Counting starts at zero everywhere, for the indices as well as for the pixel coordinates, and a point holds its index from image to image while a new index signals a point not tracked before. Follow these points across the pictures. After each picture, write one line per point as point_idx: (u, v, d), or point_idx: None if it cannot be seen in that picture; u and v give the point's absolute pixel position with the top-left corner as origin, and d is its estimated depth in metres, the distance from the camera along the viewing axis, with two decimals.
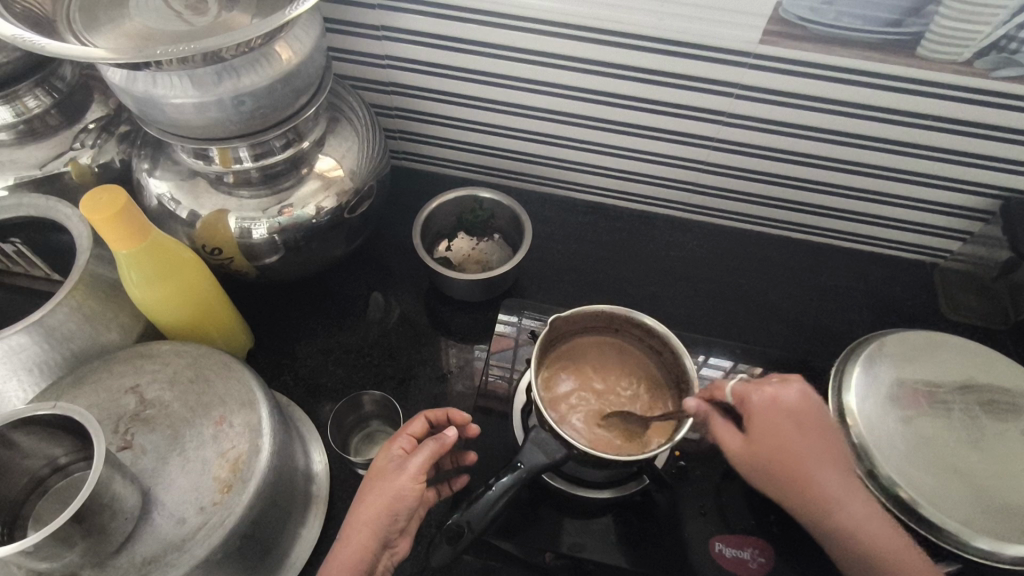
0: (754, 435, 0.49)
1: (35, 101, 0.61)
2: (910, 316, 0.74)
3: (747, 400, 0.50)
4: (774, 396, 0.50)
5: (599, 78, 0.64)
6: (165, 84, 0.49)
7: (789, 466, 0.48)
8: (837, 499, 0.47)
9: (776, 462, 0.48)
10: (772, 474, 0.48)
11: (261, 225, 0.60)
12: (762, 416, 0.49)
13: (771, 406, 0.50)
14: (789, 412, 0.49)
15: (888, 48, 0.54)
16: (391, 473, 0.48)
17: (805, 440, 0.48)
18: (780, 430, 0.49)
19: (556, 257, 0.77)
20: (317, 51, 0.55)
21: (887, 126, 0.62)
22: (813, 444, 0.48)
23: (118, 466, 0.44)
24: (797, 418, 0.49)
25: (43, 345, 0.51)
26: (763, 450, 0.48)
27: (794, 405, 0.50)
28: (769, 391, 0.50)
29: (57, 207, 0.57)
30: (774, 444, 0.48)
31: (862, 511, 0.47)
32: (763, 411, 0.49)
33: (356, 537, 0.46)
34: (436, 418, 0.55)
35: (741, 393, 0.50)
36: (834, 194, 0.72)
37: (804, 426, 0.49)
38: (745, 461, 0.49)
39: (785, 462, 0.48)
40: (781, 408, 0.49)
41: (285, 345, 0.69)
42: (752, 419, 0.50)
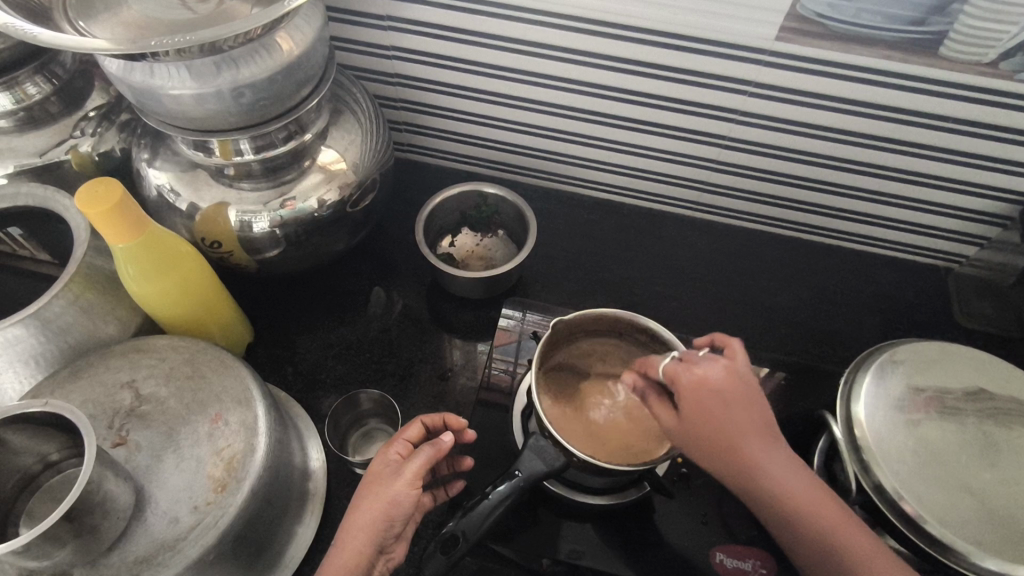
0: (684, 417, 0.45)
1: (35, 88, 0.60)
2: (922, 322, 0.72)
3: (677, 380, 0.45)
4: (703, 376, 0.45)
5: (609, 73, 0.63)
6: (163, 74, 0.48)
7: (721, 447, 0.44)
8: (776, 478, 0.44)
9: (705, 445, 0.44)
10: (703, 454, 0.44)
11: (262, 219, 0.59)
12: (690, 397, 0.44)
13: (698, 386, 0.44)
14: (712, 391, 0.44)
15: (910, 48, 0.52)
16: (388, 477, 0.48)
17: (735, 422, 0.44)
18: (709, 412, 0.44)
19: (561, 254, 0.76)
20: (320, 41, 0.53)
21: (905, 128, 0.60)
22: (744, 422, 0.44)
23: (111, 464, 0.43)
24: (725, 398, 0.44)
25: (39, 338, 0.51)
26: (693, 430, 0.44)
27: (719, 383, 0.44)
28: (699, 371, 0.45)
29: (54, 197, 0.56)
30: (705, 428, 0.44)
31: (796, 484, 0.44)
32: (692, 392, 0.44)
33: (351, 540, 0.45)
34: (434, 422, 0.53)
35: (671, 372, 0.45)
36: (848, 196, 0.70)
37: (734, 405, 0.44)
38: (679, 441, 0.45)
39: (716, 446, 0.44)
40: (709, 388, 0.44)
41: (285, 339, 0.69)
42: (681, 400, 0.45)
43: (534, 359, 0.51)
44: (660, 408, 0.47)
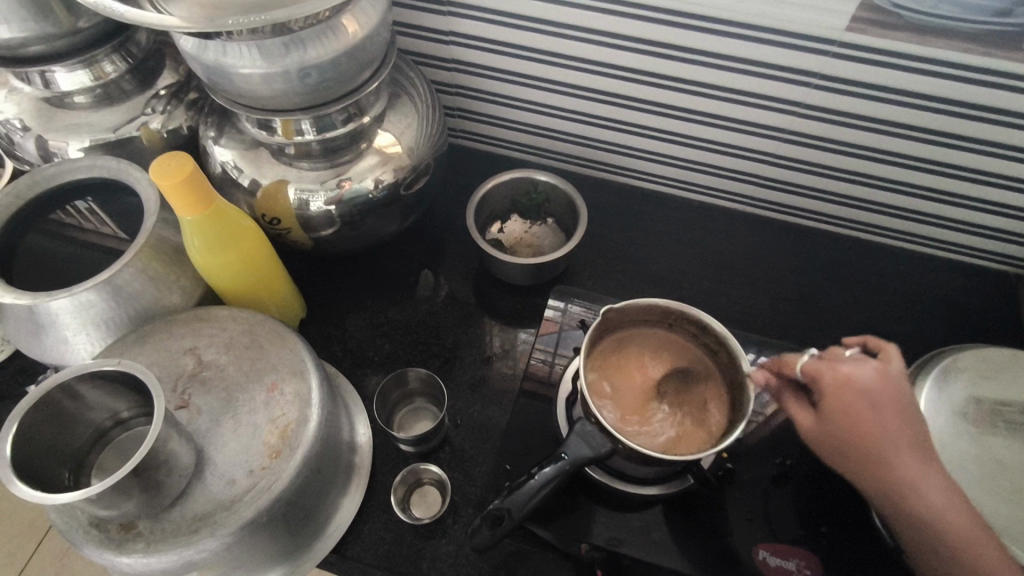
0: (830, 415, 0.44)
1: (112, 67, 0.63)
2: (986, 329, 0.69)
3: (820, 378, 0.44)
4: (849, 375, 0.44)
5: (667, 62, 0.62)
6: (234, 54, 0.50)
7: (865, 450, 0.43)
8: (920, 485, 0.42)
9: (850, 446, 0.43)
10: (847, 455, 0.43)
11: (318, 198, 0.61)
12: (837, 396, 0.44)
13: (843, 385, 0.44)
14: (859, 390, 0.44)
15: (990, 40, 0.50)
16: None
17: (887, 426, 0.43)
18: (858, 411, 0.43)
19: (609, 244, 0.76)
20: (383, 25, 0.54)
21: (980, 125, 0.57)
22: (896, 428, 0.43)
23: (175, 424, 0.45)
24: (877, 399, 0.43)
25: (110, 303, 0.54)
26: (840, 432, 0.43)
27: (868, 383, 0.44)
28: (845, 369, 0.44)
29: (127, 169, 0.59)
30: (850, 431, 0.43)
31: (947, 502, 0.42)
32: (837, 390, 0.44)
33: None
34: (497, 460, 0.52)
35: (813, 369, 0.45)
36: (912, 195, 0.68)
37: (886, 409, 0.43)
38: (818, 439, 0.44)
39: (861, 447, 0.43)
40: (859, 388, 0.44)
41: (335, 316, 0.70)
42: (825, 397, 0.44)
43: (583, 345, 0.51)
44: (797, 407, 0.46)
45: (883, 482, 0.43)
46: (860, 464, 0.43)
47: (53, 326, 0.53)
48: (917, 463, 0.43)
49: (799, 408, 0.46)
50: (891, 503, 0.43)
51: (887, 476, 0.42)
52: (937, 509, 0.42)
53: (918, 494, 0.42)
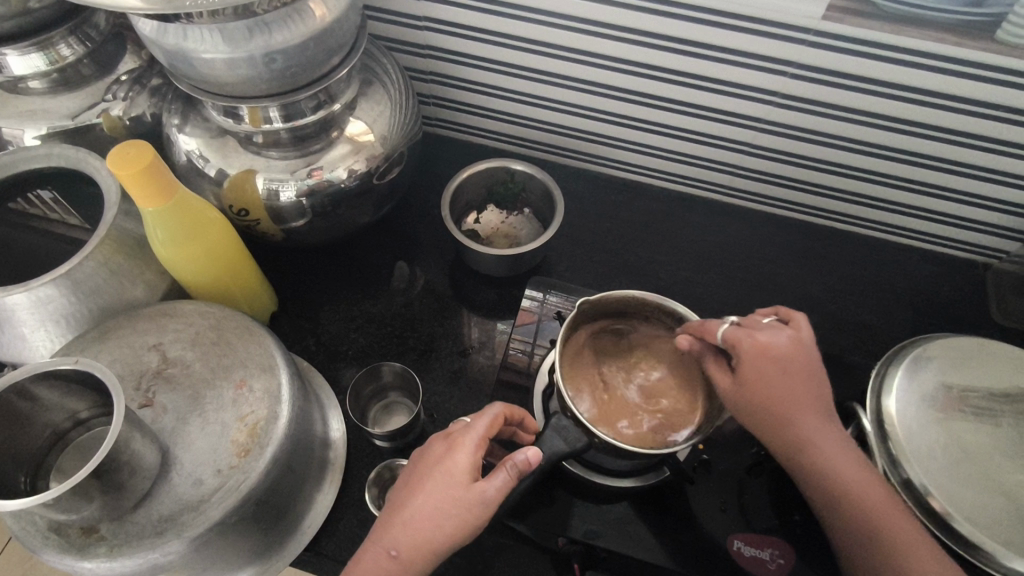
0: (741, 379, 0.47)
1: (69, 50, 0.60)
2: (956, 318, 0.70)
3: (740, 346, 0.47)
4: (764, 343, 0.47)
5: (646, 50, 0.61)
6: (195, 38, 0.47)
7: (774, 409, 0.47)
8: (814, 439, 0.47)
9: (756, 405, 0.47)
10: (758, 415, 0.47)
11: (289, 188, 0.59)
12: (751, 362, 0.47)
13: (760, 352, 0.47)
14: (771, 356, 0.47)
15: (965, 31, 0.50)
16: (455, 478, 0.45)
17: (789, 388, 0.47)
18: (766, 375, 0.47)
19: (587, 235, 0.75)
20: (352, 8, 0.52)
21: (953, 115, 0.57)
22: (799, 390, 0.47)
23: (138, 424, 0.44)
24: (785, 364, 0.47)
25: (70, 298, 0.51)
26: (751, 396, 0.47)
27: (782, 350, 0.47)
28: (761, 337, 0.47)
29: (87, 159, 0.57)
30: (761, 394, 0.46)
31: (841, 456, 0.46)
32: (751, 357, 0.47)
33: (393, 535, 0.45)
34: (514, 416, 0.51)
35: (733, 339, 0.47)
36: (885, 184, 0.68)
37: (792, 373, 0.47)
38: (731, 400, 0.48)
39: (766, 405, 0.46)
40: (771, 354, 0.47)
41: (308, 309, 0.69)
42: (741, 364, 0.47)
43: (559, 338, 0.50)
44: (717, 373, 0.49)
45: (788, 436, 0.47)
46: (768, 422, 0.47)
47: (8, 323, 0.51)
48: (814, 421, 0.47)
49: (719, 375, 0.49)
50: (791, 455, 0.47)
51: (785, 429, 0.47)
52: (831, 465, 0.46)
53: (815, 449, 0.46)
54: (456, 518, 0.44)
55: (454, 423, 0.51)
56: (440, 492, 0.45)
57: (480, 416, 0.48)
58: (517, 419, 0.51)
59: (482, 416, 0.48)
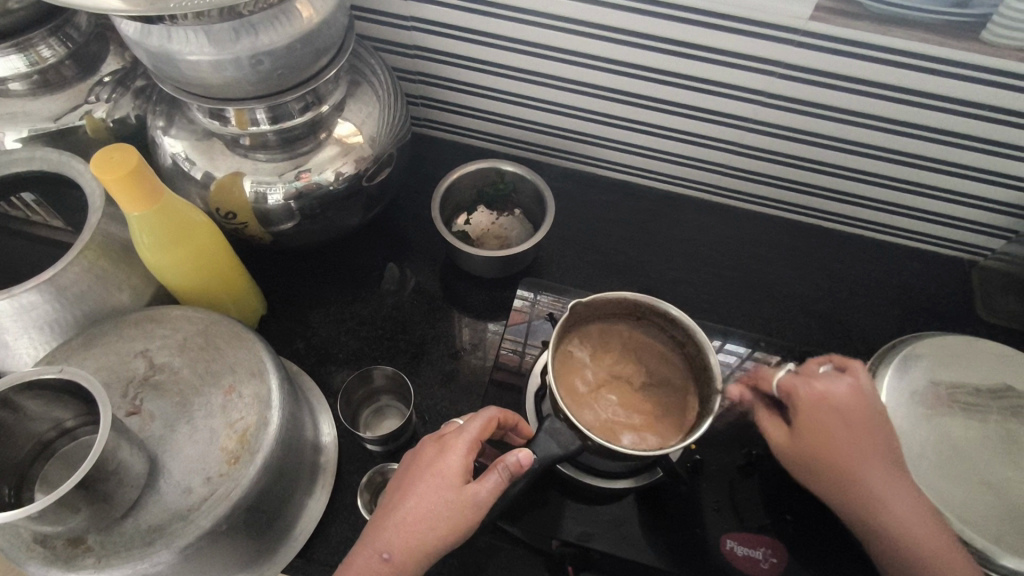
0: (800, 430, 0.45)
1: (50, 51, 0.59)
2: (943, 315, 0.71)
3: (795, 394, 0.46)
4: (822, 392, 0.46)
5: (637, 51, 0.61)
6: (180, 39, 0.47)
7: (837, 463, 0.44)
8: (883, 497, 0.44)
9: (818, 459, 0.44)
10: (819, 469, 0.45)
11: (277, 190, 0.59)
12: (810, 412, 0.45)
13: (818, 401, 0.45)
14: (829, 404, 0.45)
15: (951, 31, 0.50)
16: (447, 481, 0.46)
17: (854, 440, 0.44)
18: (826, 426, 0.45)
19: (578, 236, 0.75)
20: (340, 9, 0.52)
21: (939, 115, 0.58)
22: (863, 443, 0.45)
23: (125, 433, 0.43)
24: (846, 414, 0.45)
25: (53, 305, 0.51)
26: (811, 448, 0.45)
27: (841, 398, 0.46)
28: (819, 386, 0.46)
29: (69, 162, 0.56)
30: (820, 445, 0.44)
31: (908, 512, 0.44)
32: (809, 405, 0.45)
33: (385, 539, 0.45)
34: (509, 421, 0.51)
35: (787, 386, 0.46)
36: (873, 183, 0.68)
37: (854, 424, 0.45)
38: (789, 453, 0.46)
39: (828, 459, 0.44)
40: (831, 404, 0.45)
41: (297, 312, 0.68)
42: (799, 414, 0.46)
43: (552, 340, 0.50)
44: (770, 422, 0.48)
45: (852, 492, 0.44)
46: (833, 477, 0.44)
47: None
48: (882, 477, 0.44)
49: (773, 424, 0.47)
50: (859, 514, 0.44)
51: (853, 486, 0.44)
52: (902, 524, 0.43)
53: (884, 508, 0.44)
54: (447, 519, 0.45)
55: (446, 425, 0.51)
56: (433, 494, 0.45)
57: (474, 419, 0.48)
58: (511, 424, 0.51)
59: (476, 419, 0.48)
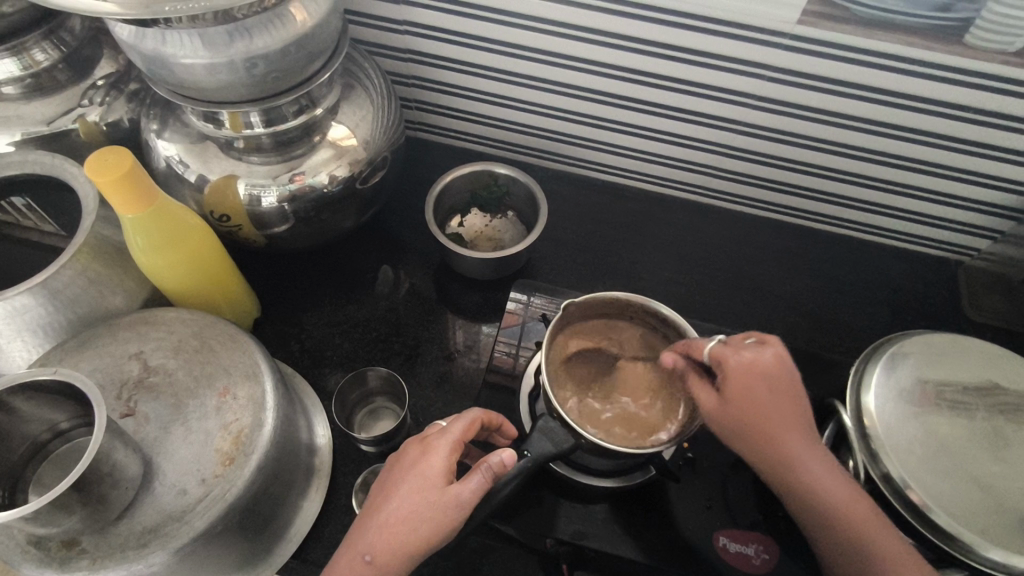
0: (729, 397, 0.46)
1: (43, 55, 0.59)
2: (931, 314, 0.72)
3: (726, 362, 0.46)
4: (751, 360, 0.46)
5: (628, 54, 0.62)
6: (175, 43, 0.47)
7: (762, 429, 0.46)
8: (804, 460, 0.46)
9: (745, 425, 0.46)
10: (744, 434, 0.46)
11: (270, 193, 0.59)
12: (739, 379, 0.46)
13: (747, 369, 0.46)
14: (759, 372, 0.46)
15: (935, 35, 0.51)
16: (429, 481, 0.46)
17: (776, 406, 0.46)
18: (753, 392, 0.46)
19: (571, 238, 0.76)
20: (334, 13, 0.52)
21: (924, 117, 0.59)
22: (784, 408, 0.46)
23: (120, 434, 0.43)
24: (772, 380, 0.46)
25: (47, 307, 0.51)
26: (741, 415, 0.46)
27: (769, 366, 0.47)
28: (747, 355, 0.47)
29: (63, 165, 0.56)
30: (749, 412, 0.46)
31: (825, 473, 0.46)
32: (740, 374, 0.46)
33: (366, 542, 0.44)
34: (492, 421, 0.51)
35: (719, 355, 0.47)
36: (861, 185, 0.69)
37: (777, 389, 0.47)
38: (718, 420, 0.47)
39: (755, 423, 0.46)
40: (758, 371, 0.46)
41: (292, 315, 0.68)
42: (727, 381, 0.46)
43: (544, 341, 0.51)
44: (699, 390, 0.48)
45: (773, 456, 0.46)
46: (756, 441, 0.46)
47: None
48: (802, 440, 0.47)
49: (701, 393, 0.48)
50: (784, 477, 0.46)
51: (774, 450, 0.46)
52: (821, 485, 0.45)
53: (804, 470, 0.46)
54: (429, 519, 0.44)
55: (430, 427, 0.51)
56: (414, 494, 0.45)
57: (457, 420, 0.49)
58: (496, 424, 0.51)
59: (459, 420, 0.49)
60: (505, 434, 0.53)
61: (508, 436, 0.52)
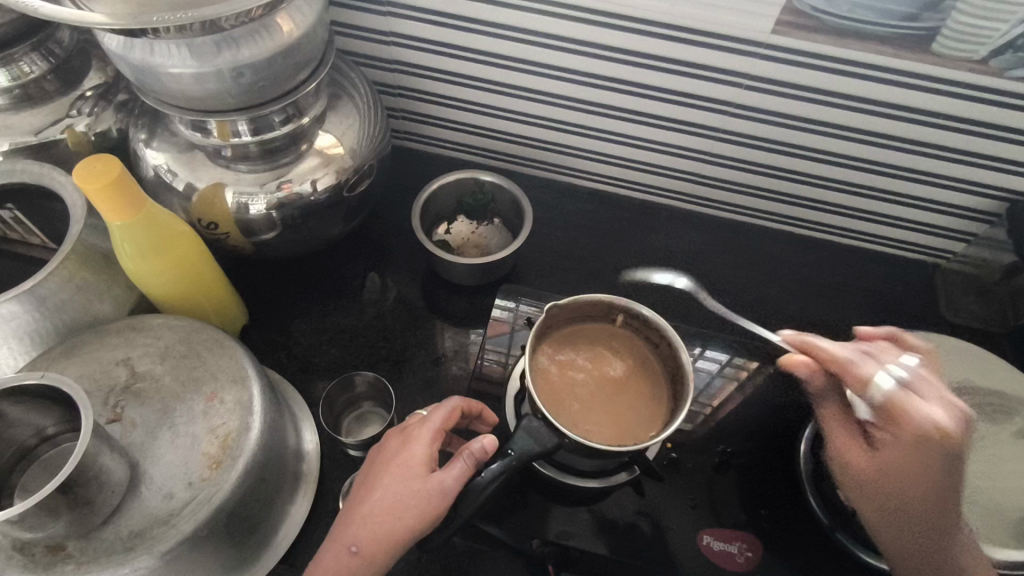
0: (882, 457, 0.48)
1: (32, 66, 0.60)
2: (909, 316, 0.73)
3: (901, 423, 0.48)
4: (914, 422, 0.47)
5: (609, 63, 0.63)
6: (163, 53, 0.48)
7: (911, 494, 0.47)
8: (943, 530, 0.46)
9: (895, 487, 0.47)
10: (892, 498, 0.47)
11: (258, 201, 0.60)
12: (901, 442, 0.47)
13: (910, 431, 0.47)
14: (942, 440, 0.47)
15: (903, 44, 0.53)
16: (412, 469, 0.48)
17: (929, 473, 0.47)
18: (913, 457, 0.47)
19: (556, 244, 0.77)
20: (320, 24, 0.53)
21: (895, 123, 0.61)
22: (935, 477, 0.47)
23: (106, 438, 0.43)
24: (931, 446, 0.47)
25: (34, 314, 0.51)
26: (892, 475, 0.47)
27: (932, 431, 0.47)
28: (913, 416, 0.48)
29: (51, 174, 0.56)
30: (903, 476, 0.47)
31: (964, 548, 0.45)
32: (909, 437, 0.47)
33: (354, 531, 0.47)
34: (472, 409, 0.54)
35: (890, 407, 0.49)
36: (838, 190, 0.71)
37: (934, 456, 0.47)
38: (866, 480, 0.48)
39: (904, 487, 0.47)
40: (922, 436, 0.47)
41: (279, 322, 0.69)
42: (889, 444, 0.48)
43: (529, 343, 0.51)
44: (852, 444, 0.50)
45: (914, 521, 0.47)
46: (904, 506, 0.47)
47: None
48: (948, 513, 0.47)
49: (858, 446, 0.50)
50: (913, 541, 0.47)
51: (915, 516, 0.47)
52: (954, 557, 0.45)
53: (941, 540, 0.46)
54: (413, 505, 0.47)
55: (412, 419, 0.54)
56: (399, 482, 0.48)
57: (438, 410, 0.52)
58: (475, 412, 0.55)
59: (439, 411, 0.52)
60: (484, 421, 0.56)
61: (488, 422, 0.56)
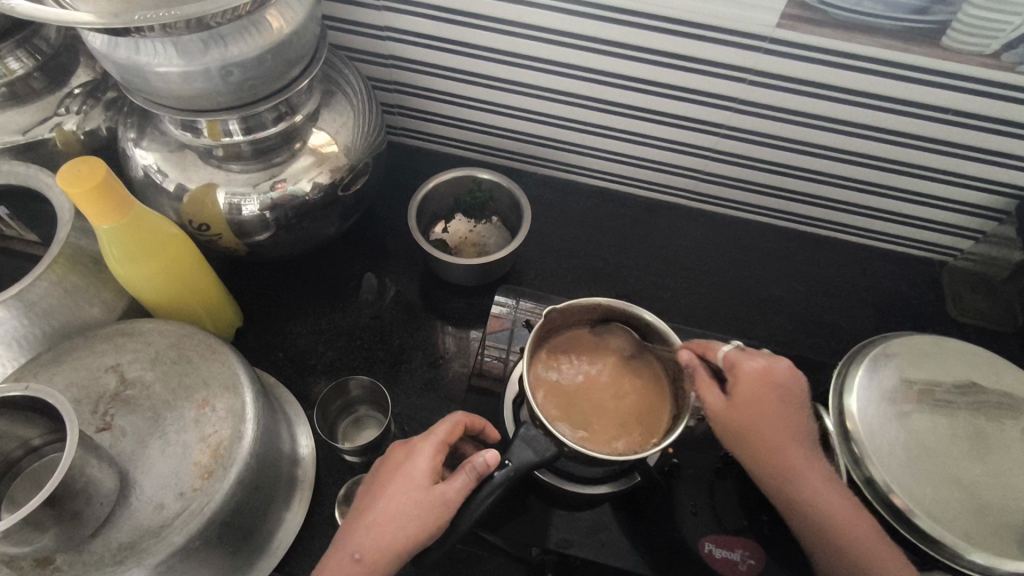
0: (740, 406, 0.48)
1: (18, 63, 0.58)
2: (915, 315, 0.72)
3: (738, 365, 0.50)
4: (763, 368, 0.49)
5: (610, 58, 0.62)
6: (148, 51, 0.46)
7: (778, 447, 0.47)
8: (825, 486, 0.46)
9: (754, 431, 0.48)
10: (751, 446, 0.48)
11: (251, 201, 0.58)
12: (749, 382, 0.49)
13: (756, 378, 0.49)
14: (776, 385, 0.49)
15: (913, 38, 0.51)
16: (415, 482, 0.47)
17: (785, 420, 0.48)
18: (766, 406, 0.48)
19: (557, 243, 0.75)
20: (310, 18, 0.52)
21: (904, 119, 0.59)
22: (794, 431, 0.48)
23: (94, 449, 0.42)
24: (775, 395, 0.48)
25: (21, 320, 0.50)
26: (747, 413, 0.48)
27: (771, 371, 0.49)
28: (751, 366, 0.49)
29: (37, 175, 0.55)
30: (757, 416, 0.48)
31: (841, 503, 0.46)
32: (752, 379, 0.49)
33: (356, 540, 0.46)
34: (473, 425, 0.52)
35: (731, 358, 0.50)
36: (843, 186, 0.70)
37: (780, 401, 0.48)
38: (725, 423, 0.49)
39: (764, 434, 0.47)
40: (764, 382, 0.49)
41: (275, 322, 0.68)
42: (741, 389, 0.49)
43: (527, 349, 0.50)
44: (708, 392, 0.49)
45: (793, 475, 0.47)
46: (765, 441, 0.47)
47: None
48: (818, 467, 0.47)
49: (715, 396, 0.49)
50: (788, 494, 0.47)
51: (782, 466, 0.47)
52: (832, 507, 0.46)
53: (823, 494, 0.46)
54: (412, 517, 0.46)
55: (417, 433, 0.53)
56: (396, 494, 0.47)
57: (441, 424, 0.51)
58: (479, 428, 0.52)
59: (444, 424, 0.50)
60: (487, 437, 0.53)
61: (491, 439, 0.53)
